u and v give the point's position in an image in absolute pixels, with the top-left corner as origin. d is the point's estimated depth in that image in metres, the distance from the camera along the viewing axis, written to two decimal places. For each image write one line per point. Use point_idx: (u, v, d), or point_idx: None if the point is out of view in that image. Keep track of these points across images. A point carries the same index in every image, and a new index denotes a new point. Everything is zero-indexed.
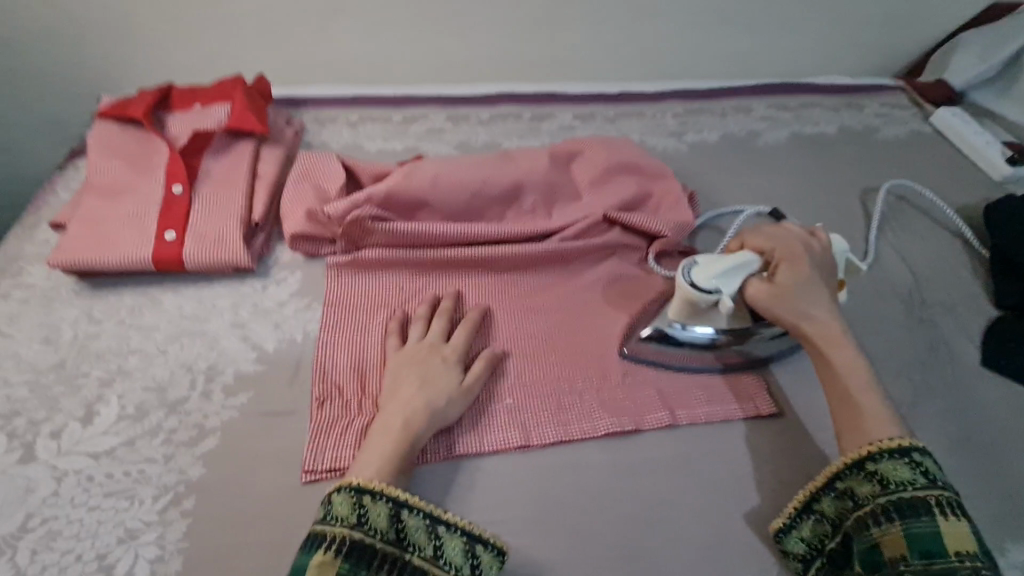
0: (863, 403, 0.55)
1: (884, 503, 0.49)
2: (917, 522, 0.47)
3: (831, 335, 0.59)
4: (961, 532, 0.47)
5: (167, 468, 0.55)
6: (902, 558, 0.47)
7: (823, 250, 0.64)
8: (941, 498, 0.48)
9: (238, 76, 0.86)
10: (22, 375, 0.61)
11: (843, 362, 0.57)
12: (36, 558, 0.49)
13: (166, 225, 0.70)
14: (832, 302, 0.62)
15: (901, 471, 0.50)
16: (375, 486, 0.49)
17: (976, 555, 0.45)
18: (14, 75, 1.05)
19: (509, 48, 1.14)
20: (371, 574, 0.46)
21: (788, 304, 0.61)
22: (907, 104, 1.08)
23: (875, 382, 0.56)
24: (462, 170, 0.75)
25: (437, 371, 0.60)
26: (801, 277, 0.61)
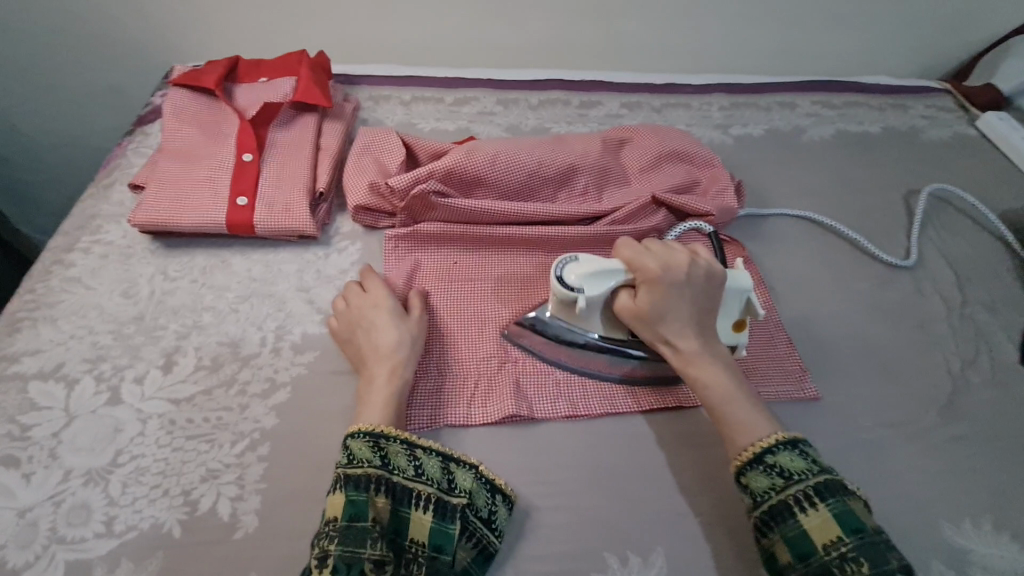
0: (730, 417, 0.55)
1: (759, 516, 0.49)
2: (787, 526, 0.48)
3: (694, 350, 0.58)
4: (826, 519, 0.47)
5: (242, 416, 0.59)
6: (790, 565, 0.47)
7: (692, 258, 0.60)
8: (798, 493, 0.48)
9: (302, 51, 0.89)
10: (105, 324, 0.65)
11: (704, 377, 0.57)
12: (126, 490, 0.53)
13: (237, 191, 0.73)
14: (693, 310, 0.59)
15: (760, 479, 0.50)
16: (377, 428, 0.53)
17: (842, 540, 0.46)
18: (84, 45, 1.10)
19: (556, 36, 1.16)
20: (371, 496, 0.49)
21: (652, 325, 0.59)
22: (952, 107, 1.09)
23: (735, 391, 0.56)
24: (519, 151, 0.78)
25: (376, 318, 0.63)
26: (667, 295, 0.58)
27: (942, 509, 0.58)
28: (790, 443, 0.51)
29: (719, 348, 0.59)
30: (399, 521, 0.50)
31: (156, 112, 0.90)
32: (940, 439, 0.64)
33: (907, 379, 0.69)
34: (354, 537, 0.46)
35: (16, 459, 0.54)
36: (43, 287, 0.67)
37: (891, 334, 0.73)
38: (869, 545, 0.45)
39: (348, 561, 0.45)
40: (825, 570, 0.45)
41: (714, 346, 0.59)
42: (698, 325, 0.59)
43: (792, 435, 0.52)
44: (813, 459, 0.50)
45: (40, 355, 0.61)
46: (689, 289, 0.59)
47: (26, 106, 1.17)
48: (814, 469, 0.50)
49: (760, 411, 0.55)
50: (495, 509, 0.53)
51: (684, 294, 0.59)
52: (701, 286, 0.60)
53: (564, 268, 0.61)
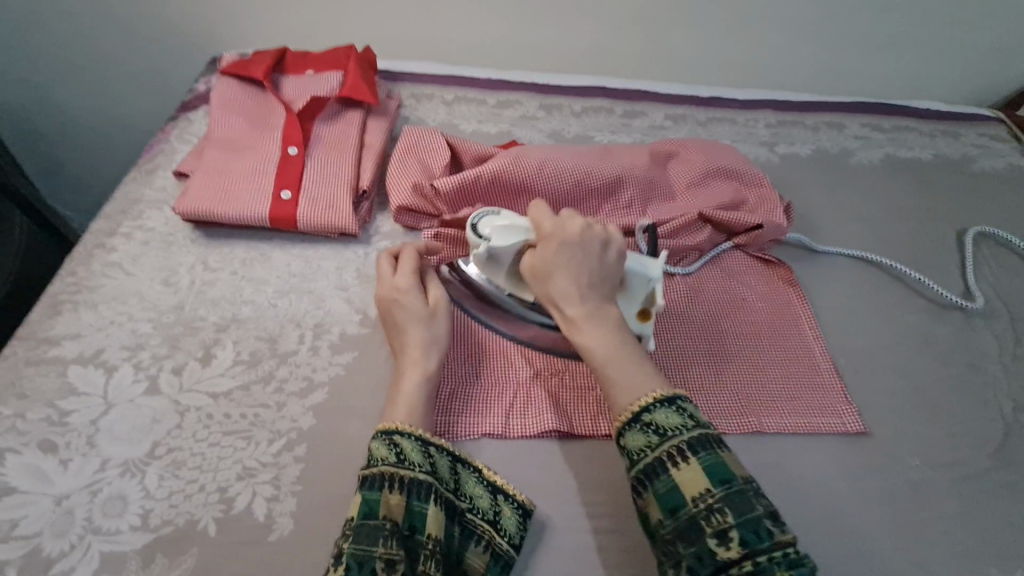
0: (610, 375, 0.52)
1: (635, 475, 0.48)
2: (659, 482, 0.46)
3: (584, 311, 0.56)
4: (697, 471, 0.46)
5: (280, 415, 0.58)
6: (660, 522, 0.46)
7: (588, 224, 0.60)
8: (672, 448, 0.47)
9: (349, 45, 0.88)
10: (145, 312, 0.64)
11: (589, 338, 0.55)
12: (163, 483, 0.53)
13: (282, 185, 0.72)
14: (589, 274, 0.57)
15: (637, 437, 0.48)
16: (393, 425, 0.52)
17: (710, 492, 0.45)
18: (130, 27, 1.10)
19: (599, 42, 1.15)
20: (384, 494, 0.47)
21: (544, 284, 0.58)
22: (1006, 136, 1.06)
23: (619, 352, 0.53)
24: (566, 160, 0.76)
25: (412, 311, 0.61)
26: (556, 252, 0.58)
27: (993, 558, 0.57)
28: (669, 400, 0.49)
29: (613, 312, 0.57)
30: (415, 516, 0.47)
31: (200, 100, 0.89)
32: (991, 484, 0.61)
33: (956, 419, 0.67)
34: (367, 535, 0.45)
35: (54, 445, 0.54)
36: (85, 271, 0.67)
37: (940, 370, 0.71)
38: (735, 494, 0.44)
39: (361, 561, 0.44)
40: (692, 523, 0.44)
41: (606, 311, 0.57)
42: (589, 291, 0.57)
43: (670, 393, 0.50)
44: (690, 414, 0.48)
45: (80, 340, 0.61)
46: (580, 249, 0.58)
47: (67, 86, 1.17)
48: (690, 424, 0.48)
49: (647, 372, 0.52)
50: (501, 510, 0.52)
51: (579, 256, 0.58)
52: (597, 253, 0.58)
53: (479, 219, 0.63)
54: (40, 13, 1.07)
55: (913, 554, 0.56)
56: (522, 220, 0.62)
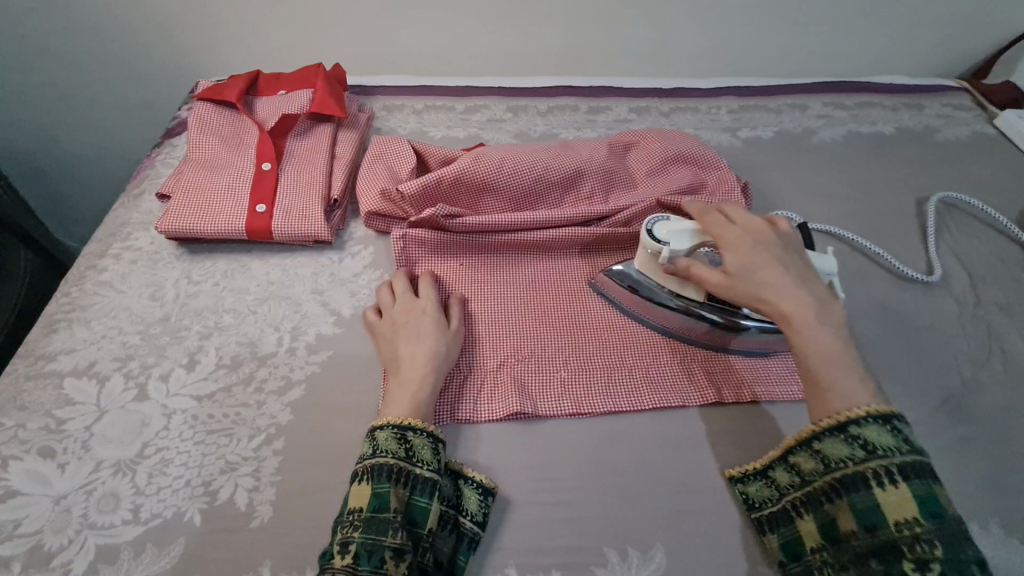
0: (828, 380, 0.52)
1: (832, 481, 0.50)
2: (858, 495, 0.48)
3: (798, 312, 0.54)
4: (905, 497, 0.46)
5: (260, 412, 0.62)
6: (853, 532, 0.48)
7: (782, 228, 0.60)
8: (878, 468, 0.47)
9: (319, 65, 0.93)
10: (133, 325, 0.69)
11: (807, 340, 0.53)
12: (152, 480, 0.57)
13: (257, 199, 0.77)
14: (795, 271, 0.57)
15: (839, 449, 0.50)
16: (405, 421, 0.55)
17: (917, 521, 0.44)
18: (117, 62, 1.16)
19: (565, 43, 1.18)
20: (392, 486, 0.50)
21: (746, 287, 0.56)
22: (970, 105, 1.08)
23: (840, 354, 0.53)
24: (526, 157, 0.79)
25: (422, 323, 0.65)
26: (761, 253, 0.57)
27: None
28: (883, 417, 0.49)
29: (830, 309, 0.55)
30: (417, 511, 0.50)
31: (183, 126, 0.95)
32: (949, 440, 0.63)
33: (916, 380, 0.68)
34: (376, 527, 0.48)
35: (52, 451, 0.58)
36: (78, 291, 0.72)
37: (900, 335, 0.73)
38: (947, 531, 0.44)
39: (369, 551, 0.46)
40: (891, 545, 0.45)
41: (825, 309, 0.55)
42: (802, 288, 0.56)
43: (886, 409, 0.50)
44: (905, 438, 0.48)
45: (74, 354, 0.66)
46: (785, 251, 0.58)
47: (64, 123, 1.24)
48: (903, 449, 0.48)
49: (864, 382, 0.52)
50: (463, 494, 0.56)
51: (782, 255, 0.57)
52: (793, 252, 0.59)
53: (654, 226, 0.66)
54: (33, 58, 1.13)
55: None
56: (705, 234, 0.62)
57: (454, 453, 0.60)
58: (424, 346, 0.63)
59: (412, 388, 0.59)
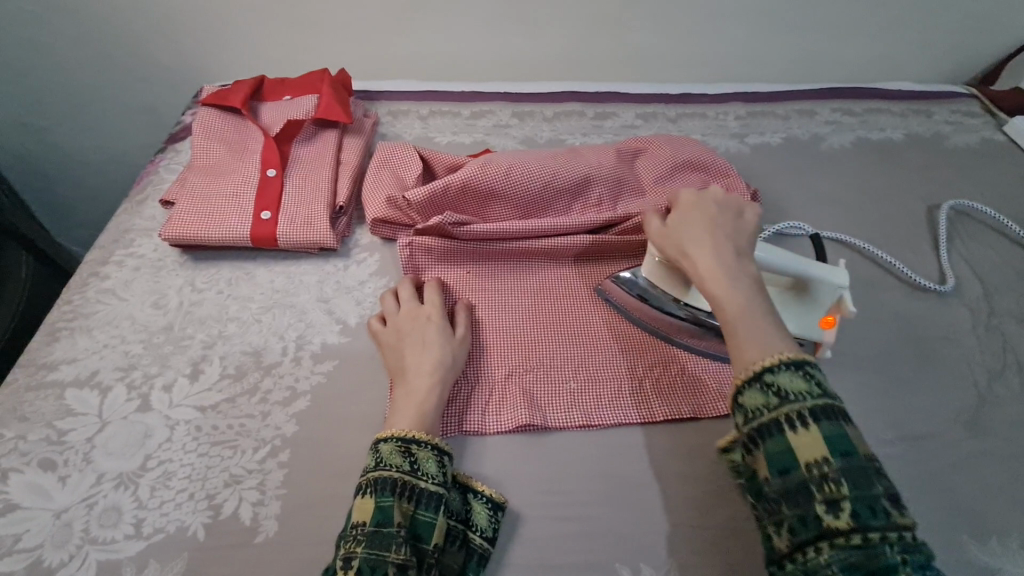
0: (737, 329, 0.50)
1: (747, 432, 0.46)
2: (772, 442, 0.44)
3: (712, 262, 0.56)
4: (817, 439, 0.43)
5: (264, 423, 0.61)
6: (767, 481, 0.44)
7: (728, 198, 0.63)
8: (791, 412, 0.44)
9: (324, 70, 0.93)
10: (136, 334, 0.68)
11: (715, 287, 0.54)
12: (154, 493, 0.55)
13: (262, 206, 0.76)
14: (727, 240, 0.58)
15: (755, 398, 0.46)
16: (410, 433, 0.53)
17: (827, 461, 0.42)
18: (121, 66, 1.15)
19: (570, 48, 1.18)
20: (396, 500, 0.49)
21: (671, 242, 0.60)
22: (979, 111, 1.07)
23: (755, 309, 0.51)
24: (534, 163, 0.78)
25: (428, 332, 0.64)
26: (694, 213, 0.61)
27: (970, 526, 0.57)
28: (795, 362, 0.46)
29: (749, 268, 0.56)
30: (422, 526, 0.49)
31: (187, 131, 0.94)
32: (965, 453, 0.62)
33: (930, 392, 0.67)
34: (380, 543, 0.46)
35: (53, 463, 0.57)
36: (80, 298, 0.71)
37: (913, 345, 0.72)
38: (858, 468, 0.41)
39: (372, 567, 0.45)
40: (803, 488, 0.42)
41: (742, 266, 0.56)
42: (728, 252, 0.57)
43: (798, 355, 0.47)
44: (818, 382, 0.45)
45: (76, 363, 0.65)
46: (721, 214, 0.60)
47: (66, 127, 1.23)
48: (816, 392, 0.44)
49: (778, 332, 0.49)
50: (472, 508, 0.54)
51: (718, 226, 0.59)
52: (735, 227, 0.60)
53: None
54: (36, 61, 1.12)
55: None
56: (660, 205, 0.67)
57: (462, 466, 0.59)
58: (428, 356, 0.61)
59: (416, 401, 0.57)
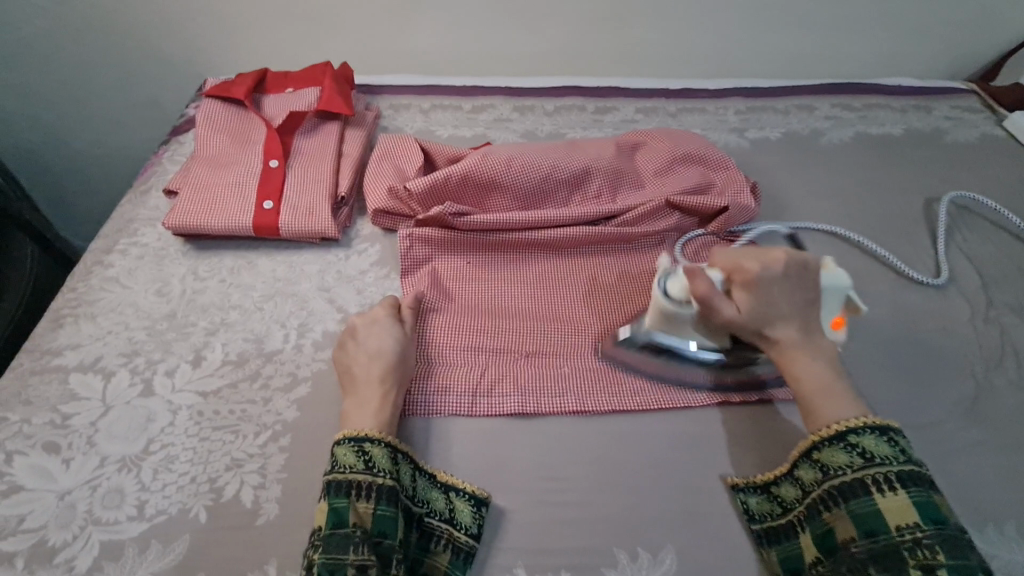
0: (820, 406, 0.53)
1: (828, 489, 0.51)
2: (858, 502, 0.48)
3: (792, 350, 0.56)
4: (905, 504, 0.47)
5: (266, 409, 0.61)
6: (852, 539, 0.48)
7: (790, 255, 0.58)
8: (877, 475, 0.49)
9: (327, 62, 0.93)
10: (139, 321, 0.69)
11: (801, 375, 0.55)
12: (157, 477, 0.56)
13: (264, 195, 0.77)
14: (794, 307, 0.57)
15: (838, 457, 0.51)
16: (361, 432, 0.53)
17: (918, 526, 0.46)
18: (127, 60, 1.16)
19: (572, 43, 1.18)
20: (352, 502, 0.50)
21: (750, 322, 0.56)
22: (979, 107, 1.07)
23: (834, 383, 0.54)
24: (534, 155, 0.79)
25: (379, 335, 0.63)
26: (765, 290, 0.56)
27: (966, 514, 0.57)
28: (879, 428, 0.51)
29: (820, 341, 0.57)
30: (384, 522, 0.49)
31: (191, 123, 0.95)
32: (963, 442, 0.62)
33: (928, 382, 0.68)
34: (337, 545, 0.47)
35: (57, 446, 0.58)
36: (84, 286, 0.72)
37: (913, 337, 0.72)
38: (948, 537, 0.45)
39: (330, 568, 0.46)
40: (893, 550, 0.46)
41: (815, 340, 0.57)
42: (798, 322, 0.57)
43: (882, 422, 0.51)
44: (901, 448, 0.50)
45: (80, 349, 0.65)
46: (789, 282, 0.57)
47: (71, 120, 1.24)
48: (901, 458, 0.49)
49: (856, 401, 0.54)
50: (455, 506, 0.55)
51: (787, 293, 0.57)
52: (800, 286, 0.57)
53: (665, 282, 0.59)
54: (42, 54, 1.13)
55: None
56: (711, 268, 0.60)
57: (460, 451, 0.60)
58: (377, 351, 0.61)
59: (372, 406, 0.56)
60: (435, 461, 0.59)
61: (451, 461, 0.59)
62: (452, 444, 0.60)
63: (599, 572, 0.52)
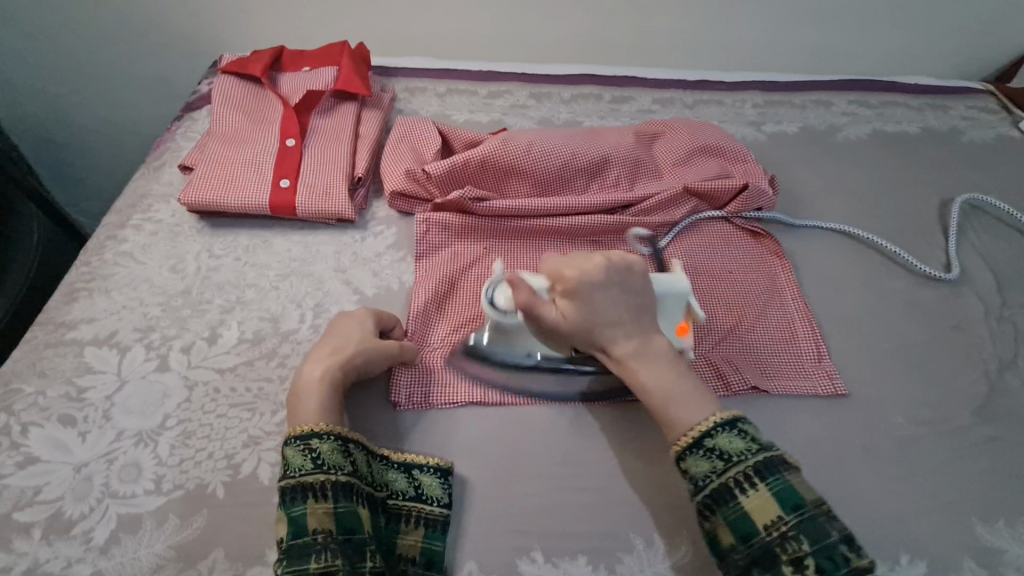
0: (669, 412, 0.51)
1: (701, 500, 0.47)
2: (728, 508, 0.46)
3: (630, 357, 0.53)
4: (767, 498, 0.45)
5: (282, 387, 0.61)
6: (732, 548, 0.45)
7: (609, 258, 0.57)
8: (738, 473, 0.47)
9: (344, 42, 0.92)
10: (154, 296, 0.68)
11: (645, 382, 0.52)
12: (174, 451, 0.56)
13: (282, 173, 0.76)
14: (622, 311, 0.55)
15: (701, 464, 0.48)
16: (308, 428, 0.51)
17: (782, 519, 0.45)
18: (136, 35, 1.15)
19: (589, 31, 1.17)
20: (308, 505, 0.47)
21: (582, 332, 0.54)
22: (995, 108, 1.07)
23: (678, 384, 0.52)
24: (553, 142, 0.79)
25: (351, 335, 0.59)
26: (588, 297, 0.54)
27: (977, 508, 0.58)
28: (729, 422, 0.49)
29: (659, 343, 0.54)
30: (347, 519, 0.47)
31: (203, 100, 0.94)
32: (975, 439, 0.63)
33: (940, 379, 0.68)
34: (299, 555, 0.45)
35: (73, 418, 0.57)
36: (98, 260, 0.71)
37: (925, 333, 0.72)
38: (810, 520, 0.44)
39: None
40: (767, 549, 0.44)
41: (652, 344, 0.54)
42: (631, 326, 0.54)
43: (728, 414, 0.50)
44: (752, 437, 0.48)
45: (94, 323, 0.65)
46: (611, 286, 0.55)
47: (79, 93, 1.22)
48: (754, 448, 0.48)
49: (704, 398, 0.51)
50: (422, 482, 0.55)
51: (609, 297, 0.55)
52: (624, 289, 0.56)
53: (495, 294, 0.59)
54: (53, 26, 1.11)
55: (899, 504, 0.57)
56: (535, 280, 0.58)
57: (477, 434, 0.60)
58: (342, 344, 0.57)
59: (322, 400, 0.53)
60: (455, 443, 0.59)
61: (469, 444, 0.59)
62: (468, 429, 0.60)
63: (616, 556, 0.53)
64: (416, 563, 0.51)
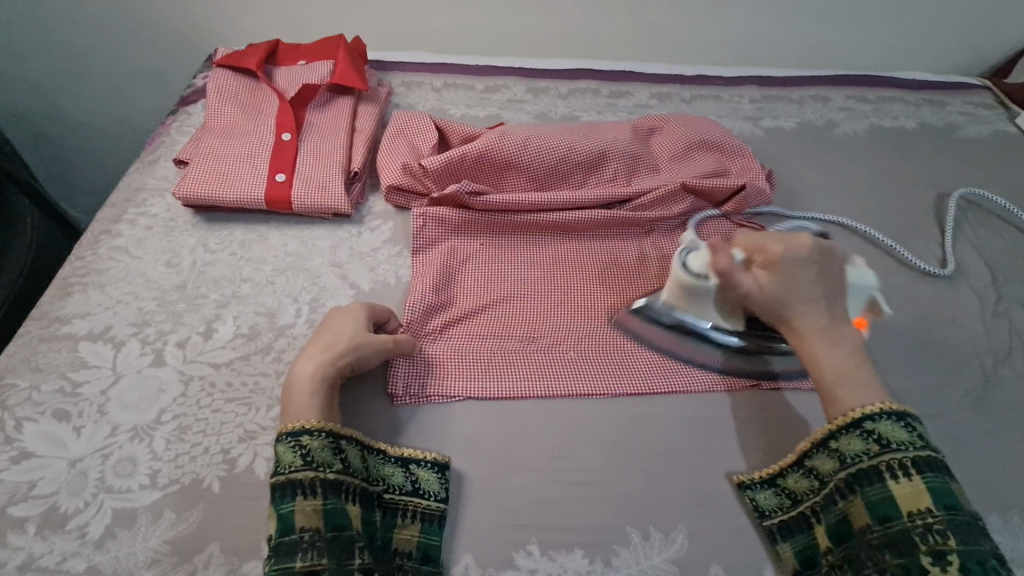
0: (837, 390, 0.52)
1: (845, 477, 0.50)
2: (872, 489, 0.48)
3: (812, 332, 0.54)
4: (919, 490, 0.46)
5: (279, 382, 0.61)
6: (867, 526, 0.47)
7: (817, 239, 0.57)
8: (893, 460, 0.47)
9: (340, 36, 0.92)
10: (149, 291, 0.68)
11: (820, 359, 0.53)
12: (169, 446, 0.56)
13: (277, 168, 0.76)
14: (822, 291, 0.55)
15: (855, 444, 0.49)
16: (298, 425, 0.50)
17: (931, 513, 0.45)
18: (130, 29, 1.14)
19: (585, 25, 1.17)
20: (296, 502, 0.47)
21: (771, 301, 0.55)
22: (992, 103, 1.07)
23: (857, 369, 0.52)
24: (550, 136, 0.79)
25: (344, 330, 0.58)
26: (790, 270, 0.55)
27: (973, 501, 0.58)
28: (896, 413, 0.49)
29: (846, 328, 0.55)
30: (336, 516, 0.47)
31: (198, 93, 0.93)
32: (971, 432, 0.63)
33: (937, 373, 0.68)
34: (286, 552, 0.45)
35: (68, 413, 0.57)
36: (93, 255, 0.70)
37: (922, 328, 0.72)
38: (961, 522, 0.44)
39: None
40: (905, 535, 0.45)
41: (839, 327, 0.55)
42: (824, 306, 0.55)
43: (900, 407, 0.50)
44: (919, 433, 0.48)
45: (89, 318, 0.64)
46: (815, 267, 0.56)
47: (72, 88, 1.21)
48: (918, 444, 0.48)
49: (879, 388, 0.52)
50: (419, 477, 0.55)
51: (813, 274, 0.55)
52: (825, 270, 0.56)
53: (687, 253, 0.62)
54: (47, 20, 1.10)
55: None
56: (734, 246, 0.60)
57: (473, 429, 0.60)
58: (335, 339, 0.57)
59: (312, 395, 0.53)
60: (451, 437, 0.59)
61: (465, 438, 0.59)
62: (463, 424, 0.60)
63: (612, 550, 0.53)
64: (413, 558, 0.51)
